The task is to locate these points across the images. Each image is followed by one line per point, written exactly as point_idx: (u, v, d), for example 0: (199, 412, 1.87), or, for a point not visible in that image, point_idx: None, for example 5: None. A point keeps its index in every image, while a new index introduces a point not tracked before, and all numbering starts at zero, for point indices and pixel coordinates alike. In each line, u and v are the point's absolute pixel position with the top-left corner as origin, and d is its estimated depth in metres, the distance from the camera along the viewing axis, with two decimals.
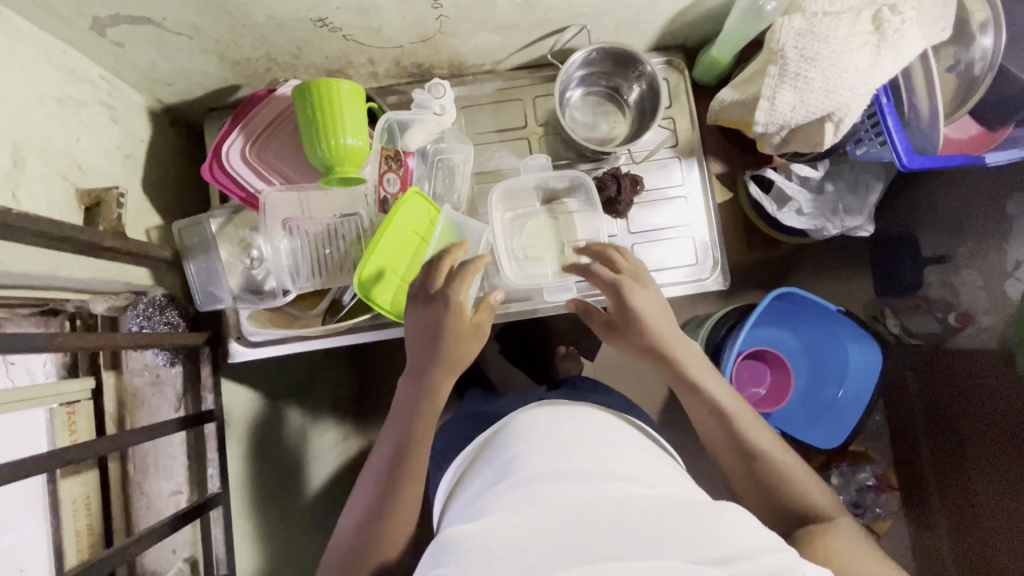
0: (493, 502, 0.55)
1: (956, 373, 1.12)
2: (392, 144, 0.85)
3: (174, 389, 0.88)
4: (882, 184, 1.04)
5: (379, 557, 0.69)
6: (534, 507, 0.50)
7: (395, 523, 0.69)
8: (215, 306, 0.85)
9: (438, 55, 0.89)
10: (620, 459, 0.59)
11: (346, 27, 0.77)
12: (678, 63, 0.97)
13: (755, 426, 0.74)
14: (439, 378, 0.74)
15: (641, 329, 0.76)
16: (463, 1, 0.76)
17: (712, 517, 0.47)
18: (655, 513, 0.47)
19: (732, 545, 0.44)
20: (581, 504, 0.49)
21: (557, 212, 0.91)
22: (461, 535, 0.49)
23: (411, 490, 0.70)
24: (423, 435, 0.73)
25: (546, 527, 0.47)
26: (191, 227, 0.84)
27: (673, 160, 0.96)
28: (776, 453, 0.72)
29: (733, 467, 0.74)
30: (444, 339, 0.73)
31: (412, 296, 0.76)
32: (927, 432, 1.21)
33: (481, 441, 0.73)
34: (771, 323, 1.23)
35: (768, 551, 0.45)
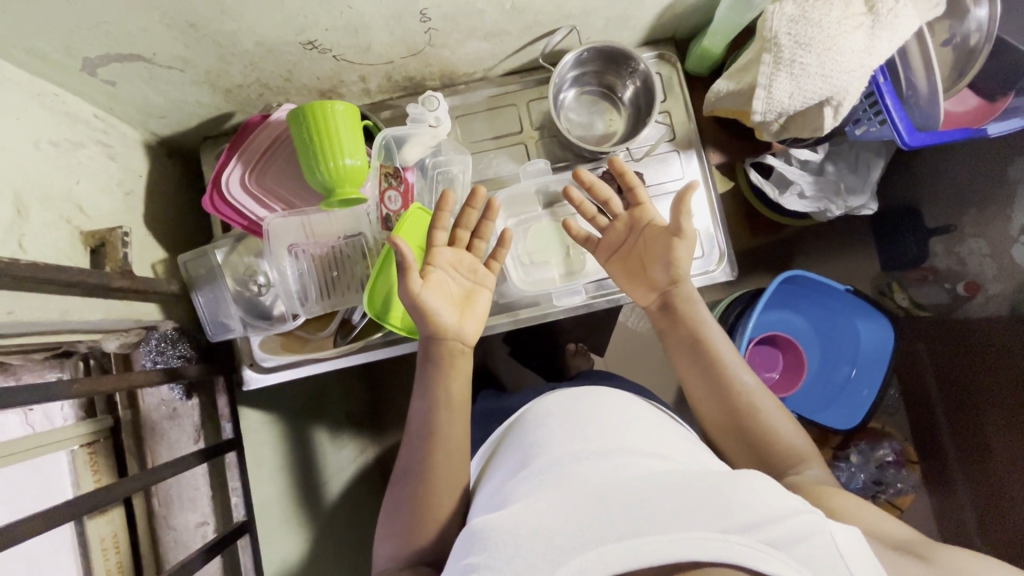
0: (516, 489, 0.54)
1: (975, 340, 1.11)
2: (390, 161, 0.84)
3: (191, 422, 0.88)
4: (882, 162, 1.05)
5: (426, 527, 0.66)
6: (558, 490, 0.50)
7: (435, 487, 0.68)
8: (226, 335, 0.85)
9: (428, 67, 0.89)
10: (639, 438, 0.59)
11: (335, 47, 0.77)
12: (670, 56, 0.97)
13: (740, 368, 0.74)
14: (456, 349, 0.73)
15: (668, 262, 0.75)
16: (451, 13, 0.76)
17: (735, 486, 0.47)
18: (678, 486, 0.47)
19: (759, 512, 0.45)
20: (604, 483, 0.49)
21: (560, 216, 0.93)
22: (486, 524, 0.49)
23: (446, 453, 0.69)
24: (457, 411, 0.72)
25: (571, 509, 0.46)
26: (197, 260, 0.84)
27: (671, 154, 0.96)
28: (765, 402, 0.73)
29: (711, 407, 0.74)
30: (444, 311, 0.73)
31: (442, 268, 0.76)
32: (944, 404, 1.20)
33: (499, 433, 0.72)
34: (780, 307, 1.23)
35: (795, 514, 0.46)
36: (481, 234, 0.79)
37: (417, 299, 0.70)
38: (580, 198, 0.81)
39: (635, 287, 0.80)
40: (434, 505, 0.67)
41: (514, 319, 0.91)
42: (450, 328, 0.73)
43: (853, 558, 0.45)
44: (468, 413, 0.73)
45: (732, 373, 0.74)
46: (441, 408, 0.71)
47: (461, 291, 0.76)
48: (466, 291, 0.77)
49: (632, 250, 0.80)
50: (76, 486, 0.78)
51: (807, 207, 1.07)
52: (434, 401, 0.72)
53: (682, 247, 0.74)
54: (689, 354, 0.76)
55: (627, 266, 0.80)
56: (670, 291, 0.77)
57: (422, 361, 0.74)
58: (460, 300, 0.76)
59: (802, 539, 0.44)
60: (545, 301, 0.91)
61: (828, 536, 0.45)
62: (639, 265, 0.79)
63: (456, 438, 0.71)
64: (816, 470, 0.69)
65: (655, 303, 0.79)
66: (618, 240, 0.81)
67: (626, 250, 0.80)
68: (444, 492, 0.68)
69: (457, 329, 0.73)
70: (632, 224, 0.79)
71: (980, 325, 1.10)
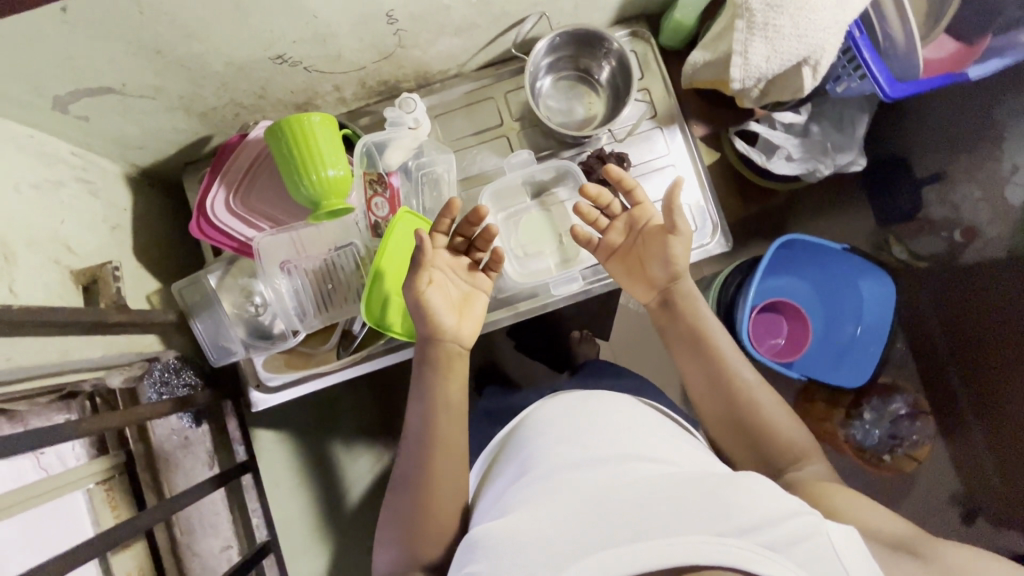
0: (514, 497, 0.55)
1: (972, 286, 1.13)
2: (373, 168, 0.84)
3: (204, 448, 0.90)
4: (867, 116, 1.05)
5: (427, 533, 0.66)
6: (555, 498, 0.50)
7: (434, 493, 0.67)
8: (230, 358, 0.84)
9: (402, 69, 0.88)
10: (644, 441, 0.59)
11: (305, 59, 0.77)
12: (643, 33, 0.96)
13: (741, 364, 0.74)
14: (448, 361, 0.73)
15: (666, 260, 0.76)
16: (418, 12, 0.75)
17: (733, 488, 0.48)
18: (677, 491, 0.48)
19: (757, 515, 0.45)
20: (603, 491, 0.49)
21: (549, 204, 0.92)
22: (489, 539, 0.49)
23: (444, 458, 0.69)
24: (452, 419, 0.71)
25: (570, 517, 0.47)
26: (191, 286, 0.83)
27: (654, 131, 0.96)
28: (767, 398, 0.72)
29: (711, 403, 0.73)
30: (443, 312, 0.73)
31: (443, 269, 0.76)
32: (952, 354, 1.21)
33: (499, 440, 0.72)
34: (780, 273, 1.24)
35: (794, 516, 0.46)
36: (481, 246, 0.79)
37: (420, 297, 0.72)
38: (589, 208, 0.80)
39: (635, 284, 0.80)
40: (435, 510, 0.66)
41: (514, 312, 0.93)
42: (449, 329, 0.73)
43: (850, 558, 0.45)
44: (465, 415, 0.73)
45: (733, 369, 0.73)
46: (439, 413, 0.71)
47: (459, 293, 0.77)
48: (464, 294, 0.77)
49: (631, 249, 0.79)
50: (95, 524, 0.77)
51: (796, 170, 1.07)
52: (431, 405, 0.71)
53: (678, 244, 0.75)
54: (688, 349, 0.76)
55: (627, 265, 0.80)
56: (670, 287, 0.77)
57: (416, 372, 0.74)
58: (458, 302, 0.76)
59: (800, 540, 0.45)
60: (542, 291, 0.93)
61: (825, 538, 0.46)
62: (638, 263, 0.79)
63: (455, 445, 0.70)
64: (816, 465, 0.68)
65: (654, 301, 0.79)
66: (617, 242, 0.80)
67: (625, 249, 0.80)
68: (444, 497, 0.67)
69: (454, 331, 0.74)
70: (631, 224, 0.79)
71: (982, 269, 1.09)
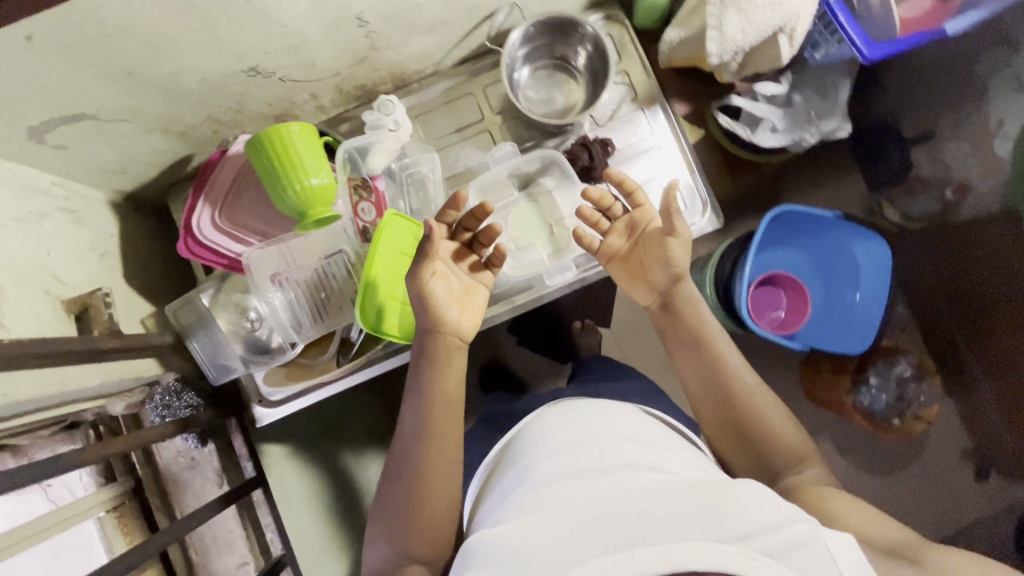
0: (513, 505, 0.56)
1: (970, 238, 1.15)
2: (357, 173, 0.84)
3: (212, 467, 0.89)
4: (849, 81, 1.04)
5: (419, 525, 0.66)
6: (555, 509, 0.52)
7: (428, 485, 0.68)
8: (231, 375, 0.84)
9: (378, 71, 0.87)
10: (649, 450, 0.60)
11: (279, 69, 0.76)
12: (618, 15, 0.95)
13: (741, 367, 0.74)
14: (438, 373, 0.72)
15: (666, 262, 0.76)
16: (388, 12, 0.74)
17: (731, 497, 0.50)
18: (676, 500, 0.50)
19: (754, 522, 0.48)
20: (603, 504, 0.51)
21: (537, 195, 0.92)
22: (489, 544, 0.51)
23: (440, 452, 0.70)
24: (446, 419, 0.72)
25: (571, 530, 0.49)
26: (184, 307, 0.83)
27: (637, 113, 0.96)
28: (766, 402, 0.72)
29: (709, 404, 0.73)
30: (444, 305, 0.73)
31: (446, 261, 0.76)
32: (954, 314, 1.21)
33: (497, 450, 0.71)
34: (774, 246, 1.24)
35: (792, 525, 0.49)
36: (484, 241, 0.77)
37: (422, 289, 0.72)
38: (592, 211, 0.79)
39: (636, 287, 0.80)
40: (427, 501, 0.67)
41: (509, 306, 0.92)
42: (450, 321, 0.74)
43: (841, 560, 0.48)
44: (461, 407, 0.74)
45: (732, 371, 0.73)
46: (438, 405, 0.72)
47: (461, 286, 0.76)
48: (466, 287, 0.77)
49: (631, 252, 0.79)
50: (109, 551, 0.76)
51: (782, 140, 1.07)
52: (427, 396, 0.72)
53: (677, 246, 0.75)
54: (687, 350, 0.76)
55: (628, 267, 0.79)
56: (671, 290, 0.77)
57: (411, 374, 0.74)
58: (460, 295, 0.76)
59: (794, 547, 0.47)
60: (536, 282, 0.92)
61: (820, 544, 0.48)
62: (640, 266, 0.78)
63: (450, 442, 0.71)
64: (816, 470, 0.68)
65: (655, 303, 0.79)
66: (618, 247, 0.79)
67: (625, 252, 0.79)
68: (437, 492, 0.68)
69: (455, 324, 0.74)
70: (631, 227, 0.79)
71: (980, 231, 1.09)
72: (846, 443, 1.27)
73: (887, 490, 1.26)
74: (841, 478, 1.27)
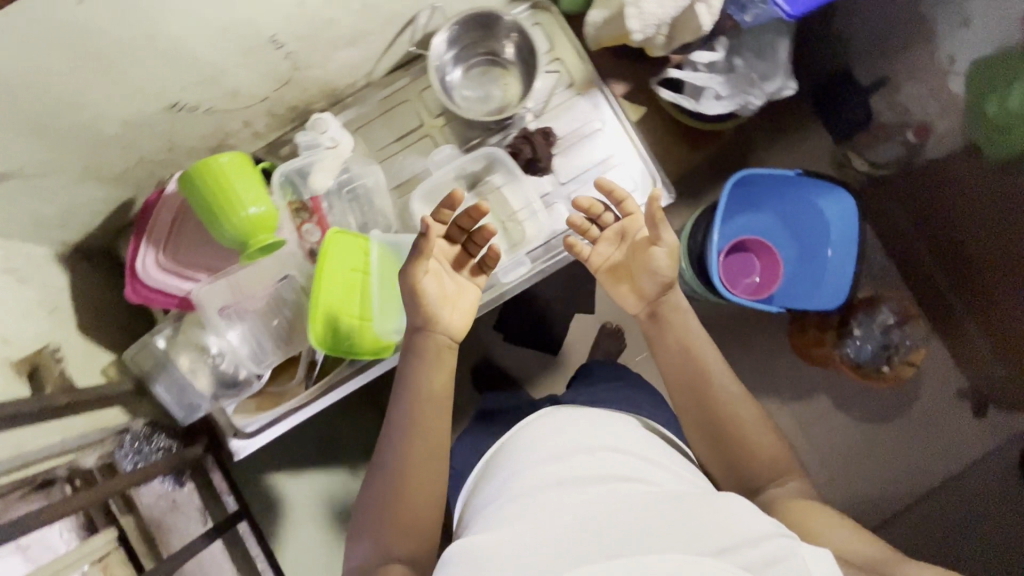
0: (500, 512, 0.56)
1: (942, 181, 1.15)
2: (297, 196, 0.84)
3: (194, 506, 0.90)
4: (786, 41, 1.03)
5: (402, 522, 0.65)
6: (540, 516, 0.52)
7: (412, 483, 0.67)
8: (196, 414, 0.85)
9: (308, 90, 0.87)
10: (636, 459, 0.61)
11: (203, 102, 0.76)
12: (543, 3, 0.94)
13: (726, 377, 0.74)
14: (428, 373, 0.72)
15: (654, 273, 0.75)
16: (302, 31, 0.74)
17: (712, 511, 0.51)
18: (660, 512, 0.51)
19: (733, 536, 0.48)
20: (588, 513, 0.51)
21: (485, 193, 0.92)
22: (468, 550, 0.51)
23: (424, 451, 0.69)
24: (437, 420, 0.71)
25: (555, 537, 0.49)
26: (142, 350, 0.83)
27: (575, 99, 0.95)
28: (750, 414, 0.71)
29: (693, 414, 0.72)
30: (442, 308, 0.73)
31: (439, 262, 0.75)
32: (937, 263, 1.22)
33: (483, 465, 0.70)
34: (741, 211, 1.26)
35: (777, 536, 0.49)
36: (478, 241, 0.77)
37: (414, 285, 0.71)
38: (582, 219, 0.80)
39: (624, 296, 0.79)
40: (411, 498, 0.66)
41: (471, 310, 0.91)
42: (442, 319, 0.74)
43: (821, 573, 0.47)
44: (450, 407, 0.73)
45: (716, 381, 0.73)
46: (426, 403, 0.71)
47: (454, 286, 0.76)
48: (458, 288, 0.76)
49: (620, 261, 0.79)
50: None
51: (728, 106, 1.07)
52: (414, 394, 0.71)
53: (663, 255, 0.75)
54: (672, 358, 0.76)
55: (616, 274, 0.79)
56: (659, 300, 0.77)
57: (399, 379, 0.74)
58: (451, 295, 0.75)
59: (773, 562, 0.47)
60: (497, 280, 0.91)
61: (800, 559, 0.47)
62: (628, 274, 0.78)
63: (439, 442, 0.70)
64: (794, 481, 0.67)
65: (643, 313, 0.79)
66: (608, 254, 0.79)
67: (615, 261, 0.79)
68: (421, 491, 0.67)
69: (446, 323, 0.73)
70: (622, 236, 0.79)
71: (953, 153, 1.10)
72: (840, 399, 1.28)
73: (886, 437, 1.27)
74: (839, 433, 1.28)
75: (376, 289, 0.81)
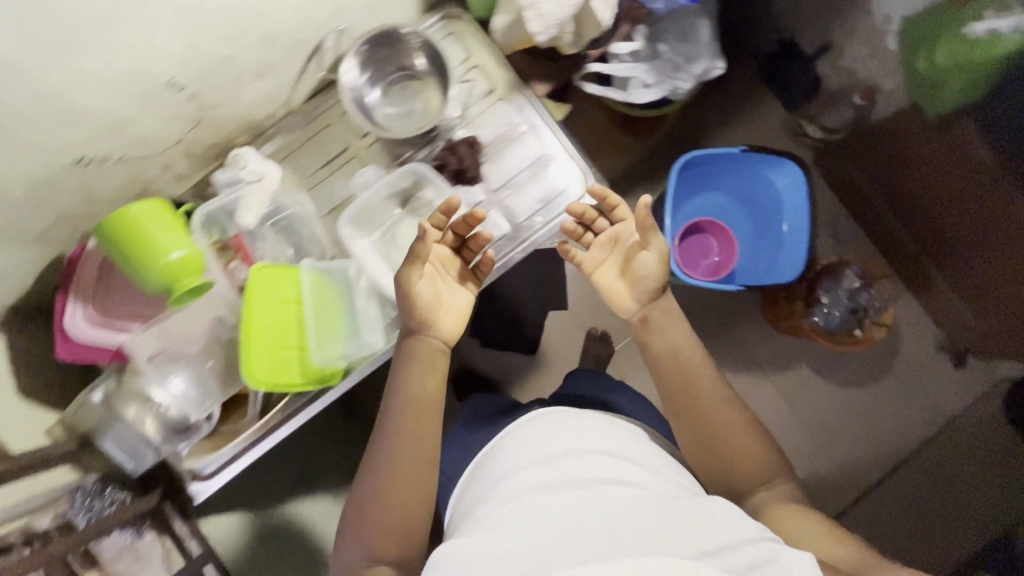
0: (496, 510, 0.59)
1: (895, 145, 1.12)
2: (223, 236, 0.85)
3: (156, 555, 0.85)
4: (705, 20, 1.03)
5: (392, 518, 0.66)
6: (540, 519, 0.56)
7: (401, 479, 0.67)
8: (145, 464, 0.82)
9: (225, 126, 0.86)
10: (624, 458, 0.64)
11: (112, 152, 0.75)
12: (455, 12, 0.93)
13: (713, 382, 0.74)
14: (422, 374, 0.73)
15: (647, 275, 0.77)
16: (201, 71, 0.73)
17: (697, 517, 0.56)
18: (638, 521, 0.55)
19: (716, 542, 0.54)
20: (586, 518, 0.55)
21: (418, 209, 0.90)
22: (457, 553, 0.55)
23: (415, 450, 0.69)
24: (430, 423, 0.72)
25: (554, 540, 0.53)
26: (82, 409, 0.81)
27: (499, 104, 0.95)
28: (739, 418, 0.72)
29: (683, 419, 0.73)
30: (439, 310, 0.75)
31: (436, 268, 0.76)
32: (907, 228, 1.22)
33: (471, 467, 0.72)
34: (692, 196, 1.26)
35: (750, 543, 0.54)
36: (474, 246, 0.78)
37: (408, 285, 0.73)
38: (574, 224, 0.81)
39: (616, 298, 0.79)
40: (400, 493, 0.67)
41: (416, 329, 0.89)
42: (439, 325, 0.75)
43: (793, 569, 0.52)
44: (441, 410, 0.73)
45: (702, 385, 0.74)
46: (417, 412, 0.71)
47: (447, 291, 0.76)
48: (451, 292, 0.77)
49: (615, 262, 0.80)
50: None
51: (657, 94, 1.07)
52: (406, 397, 0.72)
53: (652, 257, 0.76)
54: (661, 363, 0.76)
55: (609, 272, 0.80)
56: (651, 304, 0.78)
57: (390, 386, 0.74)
58: (444, 300, 0.76)
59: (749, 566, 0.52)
60: None
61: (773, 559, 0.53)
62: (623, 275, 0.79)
63: (431, 440, 0.71)
64: (784, 485, 0.69)
65: (635, 315, 0.79)
66: (602, 258, 0.80)
67: (610, 261, 0.80)
68: (406, 485, 0.67)
69: (440, 324, 0.75)
70: (616, 241, 0.80)
71: (893, 127, 1.10)
72: (820, 364, 1.30)
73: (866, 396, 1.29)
74: (825, 396, 1.30)
75: (310, 317, 0.80)
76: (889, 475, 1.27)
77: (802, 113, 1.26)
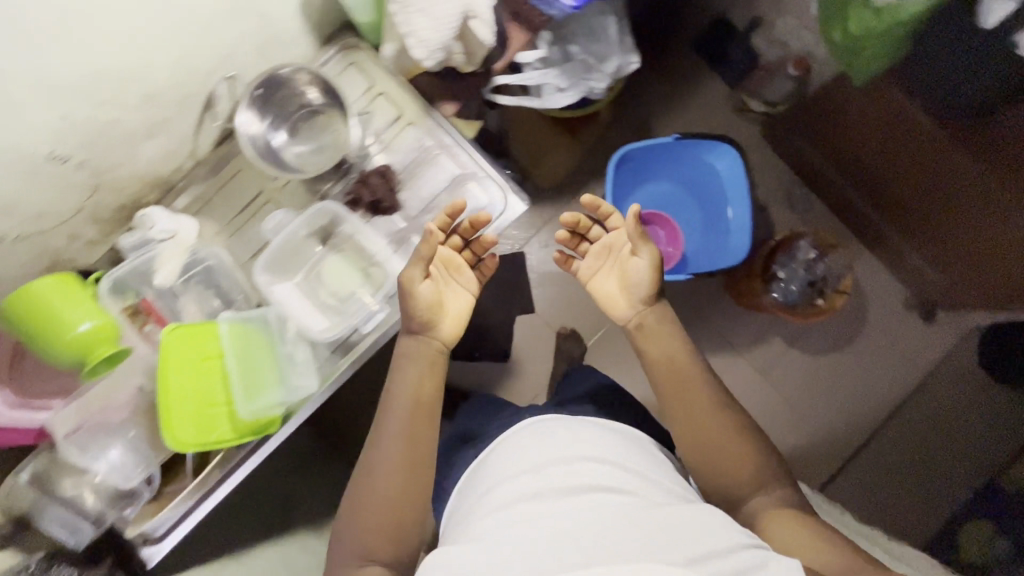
0: (495, 512, 0.57)
1: (836, 115, 1.11)
2: (134, 299, 0.84)
3: None
4: (609, 18, 1.01)
5: (392, 517, 0.65)
6: (537, 522, 0.54)
7: (400, 477, 0.66)
8: (83, 539, 0.78)
9: (129, 187, 0.86)
10: (621, 460, 0.63)
11: (8, 232, 0.74)
12: (352, 43, 0.93)
13: (708, 385, 0.73)
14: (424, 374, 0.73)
15: (640, 282, 0.78)
16: (85, 139, 0.73)
17: (692, 525, 0.54)
18: (636, 523, 0.53)
19: (711, 548, 0.52)
20: (582, 522, 0.53)
21: (339, 246, 0.90)
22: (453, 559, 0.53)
23: (414, 449, 0.68)
24: (428, 424, 0.71)
25: (551, 544, 0.51)
26: (9, 495, 0.80)
27: (410, 129, 0.94)
28: (737, 422, 0.70)
29: (680, 420, 0.71)
30: (444, 318, 0.77)
31: (443, 270, 0.79)
32: (868, 199, 1.22)
33: (471, 468, 0.70)
34: (634, 189, 1.25)
35: (742, 549, 0.52)
36: (478, 248, 0.81)
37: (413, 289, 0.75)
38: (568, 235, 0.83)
39: (612, 307, 0.81)
40: (399, 489, 0.66)
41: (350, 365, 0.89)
42: (442, 334, 0.77)
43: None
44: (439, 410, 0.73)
45: (697, 386, 0.72)
46: (421, 406, 0.72)
47: (451, 293, 0.79)
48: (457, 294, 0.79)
49: (609, 269, 0.82)
50: None
51: (572, 96, 1.07)
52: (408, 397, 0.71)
53: (643, 266, 0.78)
54: (657, 368, 0.76)
55: (604, 281, 0.82)
56: (645, 310, 0.79)
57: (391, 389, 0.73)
58: (447, 304, 0.78)
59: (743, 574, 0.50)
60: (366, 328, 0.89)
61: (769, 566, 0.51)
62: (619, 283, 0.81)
63: (429, 439, 0.70)
64: (780, 490, 0.67)
65: (631, 323, 0.80)
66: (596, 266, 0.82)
67: (603, 268, 0.82)
68: (407, 477, 0.67)
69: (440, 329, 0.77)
70: (608, 250, 0.82)
71: (833, 99, 1.10)
72: (794, 337, 1.28)
73: (844, 363, 1.27)
74: (802, 367, 1.28)
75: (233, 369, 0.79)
76: (876, 435, 1.26)
77: (743, 89, 1.24)
